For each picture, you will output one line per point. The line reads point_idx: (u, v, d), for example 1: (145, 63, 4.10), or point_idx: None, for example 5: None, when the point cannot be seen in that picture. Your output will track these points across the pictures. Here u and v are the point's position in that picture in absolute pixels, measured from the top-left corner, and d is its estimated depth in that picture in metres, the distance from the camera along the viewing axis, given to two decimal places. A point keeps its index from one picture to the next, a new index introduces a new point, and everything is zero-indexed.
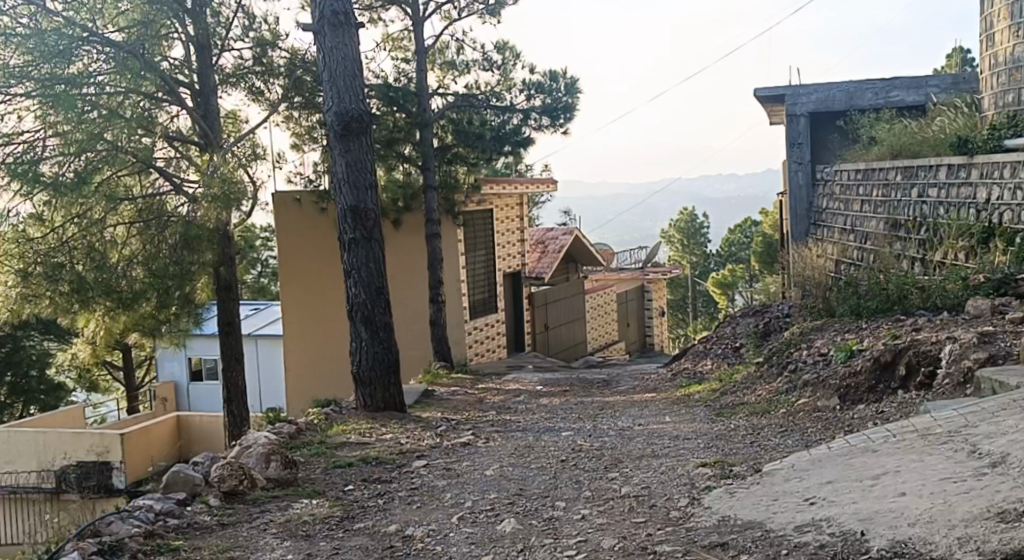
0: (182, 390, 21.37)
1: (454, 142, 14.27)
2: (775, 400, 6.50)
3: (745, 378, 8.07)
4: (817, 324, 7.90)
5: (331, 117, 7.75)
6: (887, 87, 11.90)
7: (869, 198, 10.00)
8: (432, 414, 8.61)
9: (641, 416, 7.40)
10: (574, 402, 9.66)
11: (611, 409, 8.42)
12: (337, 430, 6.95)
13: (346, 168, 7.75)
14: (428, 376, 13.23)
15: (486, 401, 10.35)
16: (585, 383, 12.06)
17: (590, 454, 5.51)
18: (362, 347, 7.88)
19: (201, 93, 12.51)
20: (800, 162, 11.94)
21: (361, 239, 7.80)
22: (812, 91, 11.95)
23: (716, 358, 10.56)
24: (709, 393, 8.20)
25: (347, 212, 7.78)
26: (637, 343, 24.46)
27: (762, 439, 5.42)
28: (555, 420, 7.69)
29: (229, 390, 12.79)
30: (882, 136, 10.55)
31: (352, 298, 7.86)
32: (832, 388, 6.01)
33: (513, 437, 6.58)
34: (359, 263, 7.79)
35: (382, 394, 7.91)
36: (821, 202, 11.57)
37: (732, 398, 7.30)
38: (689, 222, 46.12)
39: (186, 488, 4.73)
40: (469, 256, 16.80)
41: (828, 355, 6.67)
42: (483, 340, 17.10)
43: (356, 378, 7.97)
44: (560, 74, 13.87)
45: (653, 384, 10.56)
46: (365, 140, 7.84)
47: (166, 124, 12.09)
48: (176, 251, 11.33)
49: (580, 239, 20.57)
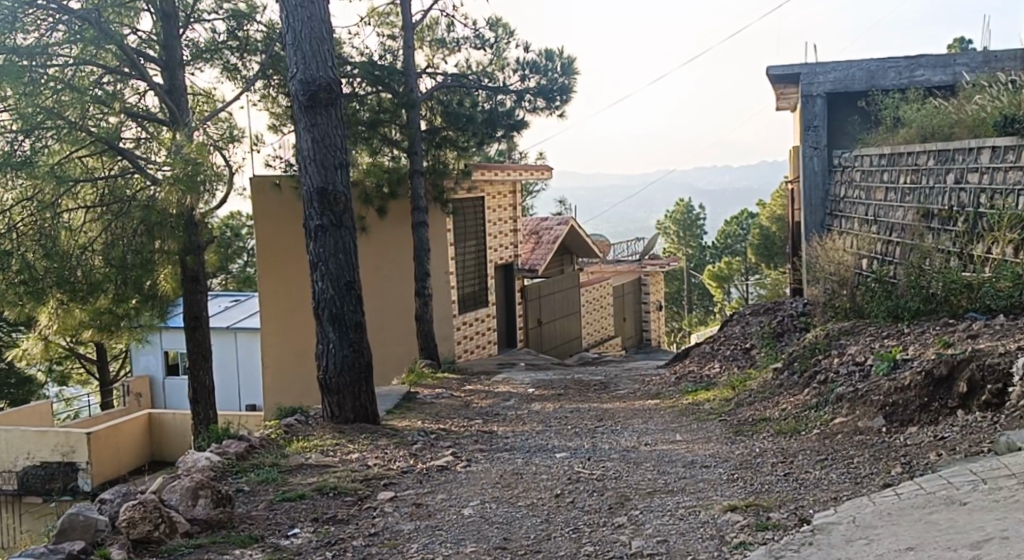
0: (158, 385, 20.45)
1: (443, 124, 13.30)
2: (805, 419, 5.56)
3: (763, 387, 7.15)
4: (845, 328, 6.96)
5: (295, 85, 6.79)
6: (912, 65, 11.01)
7: (896, 186, 9.08)
8: (409, 425, 7.69)
9: (646, 431, 6.48)
10: (570, 410, 8.76)
11: (611, 420, 7.51)
12: (296, 447, 6.00)
13: (313, 145, 6.78)
14: (412, 377, 12.28)
15: (473, 407, 9.44)
16: (581, 386, 11.12)
17: (590, 488, 4.57)
18: (330, 350, 6.92)
19: (166, 67, 11.49)
20: (816, 146, 10.96)
21: (329, 226, 6.84)
22: (830, 69, 11.05)
23: (725, 362, 9.62)
24: (722, 404, 7.26)
25: (313, 195, 6.81)
26: (633, 339, 23.54)
27: (798, 471, 4.47)
28: (548, 434, 6.77)
29: (196, 390, 11.86)
30: (909, 118, 9.64)
31: (318, 294, 6.89)
32: (875, 407, 5.07)
33: (499, 459, 5.64)
34: (327, 253, 6.83)
35: (353, 403, 6.97)
36: (839, 190, 10.65)
37: (751, 412, 6.35)
38: (684, 214, 45.81)
39: (87, 537, 3.83)
40: (459, 247, 15.84)
41: (864, 365, 5.73)
42: (472, 335, 16.14)
43: (321, 385, 7.01)
44: (557, 53, 12.88)
45: (654, 389, 9.65)
46: (335, 113, 6.89)
47: (132, 102, 11.17)
48: (135, 239, 10.37)
49: (575, 230, 19.61)
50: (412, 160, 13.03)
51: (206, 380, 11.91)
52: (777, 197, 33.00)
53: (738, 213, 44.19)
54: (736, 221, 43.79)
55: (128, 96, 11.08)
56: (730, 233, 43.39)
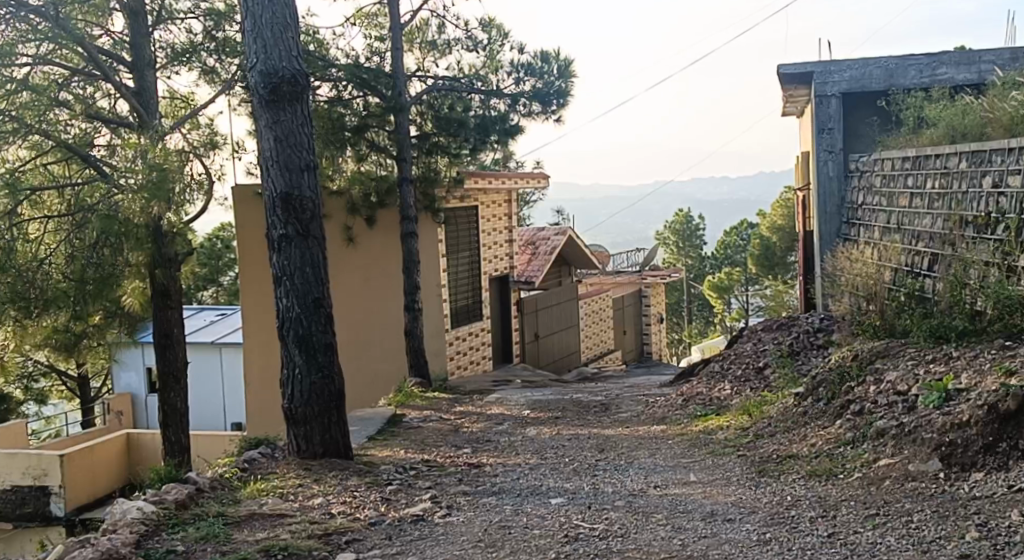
0: (139, 403, 19.62)
1: (434, 129, 12.51)
2: (841, 459, 4.77)
3: (788, 416, 6.37)
4: (878, 348, 6.18)
5: (255, 77, 6.02)
6: (933, 62, 10.28)
7: (922, 191, 8.35)
8: (389, 459, 6.90)
9: (655, 467, 5.71)
10: (568, 438, 7.96)
11: (616, 452, 6.73)
12: (250, 491, 5.21)
13: (276, 144, 6.02)
14: (399, 398, 11.47)
15: (463, 436, 8.64)
16: (580, 408, 10.34)
17: (590, 552, 3.81)
18: (296, 376, 6.13)
19: (136, 69, 10.74)
20: (830, 150, 10.27)
21: (295, 235, 6.06)
22: (845, 68, 10.30)
23: (736, 384, 8.86)
24: (738, 435, 6.48)
25: (276, 201, 6.04)
26: (633, 353, 22.74)
27: (846, 532, 3.72)
28: (545, 471, 5.97)
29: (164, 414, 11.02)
30: (935, 118, 8.91)
31: (283, 312, 6.11)
32: (929, 445, 4.28)
33: (484, 506, 4.83)
34: (292, 267, 6.06)
35: (322, 435, 6.17)
36: (857, 197, 9.96)
37: (774, 447, 5.56)
38: (684, 223, 45.07)
39: None
40: (451, 258, 15.04)
41: (908, 396, 4.94)
42: (465, 351, 15.34)
43: (286, 415, 6.21)
44: (553, 54, 12.08)
45: (660, 413, 8.87)
46: (301, 108, 6.12)
47: (100, 106, 10.46)
48: (95, 252, 9.49)
49: (573, 241, 18.80)
50: (400, 167, 12.23)
51: (177, 402, 11.09)
52: (777, 207, 32.25)
53: (738, 223, 43.42)
54: (736, 230, 43.05)
55: (99, 100, 10.44)
56: (730, 243, 42.52)
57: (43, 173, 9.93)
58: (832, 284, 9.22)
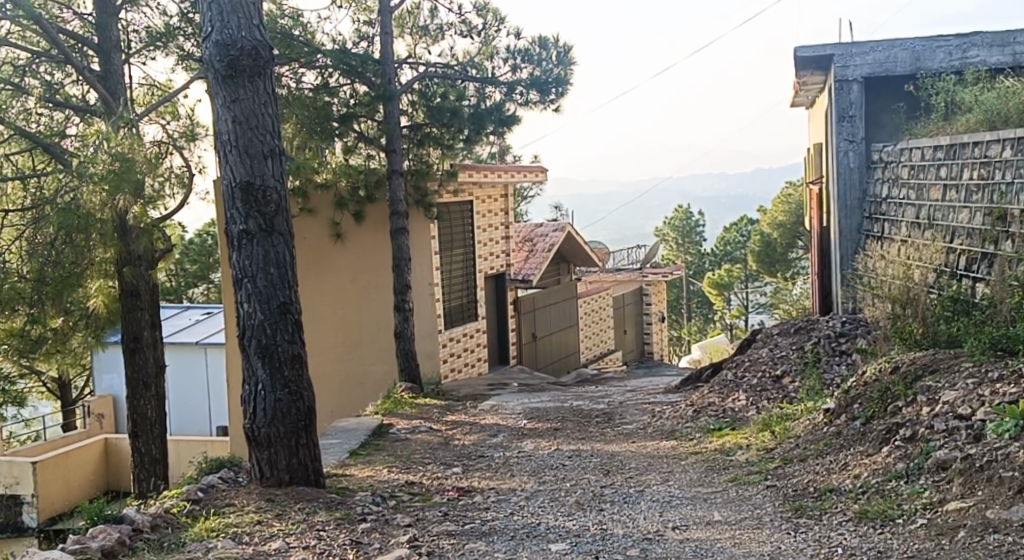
0: (122, 405, 18.54)
1: (426, 120, 11.69)
2: (896, 498, 4.01)
3: (821, 438, 5.61)
4: (924, 361, 5.43)
5: (209, 50, 5.28)
6: (965, 44, 9.50)
7: (958, 183, 7.61)
8: (367, 485, 6.16)
9: (671, 498, 4.97)
10: (569, 456, 7.20)
11: (626, 476, 5.99)
12: (198, 532, 4.47)
13: (235, 127, 5.28)
14: (388, 405, 10.68)
15: (454, 452, 7.88)
16: (580, 416, 9.59)
17: None
18: (259, 392, 5.36)
19: (101, 50, 9.75)
20: (851, 139, 9.52)
21: (256, 231, 5.31)
22: (868, 50, 9.51)
23: (752, 394, 8.15)
24: (763, 458, 5.71)
25: (235, 192, 5.29)
26: (634, 353, 21.98)
27: None
28: (544, 502, 5.21)
29: (134, 425, 10.25)
30: (971, 103, 8.14)
31: (243, 319, 5.35)
32: (1011, 488, 3.57)
33: (472, 554, 4.07)
34: (253, 266, 5.31)
35: (289, 460, 5.40)
36: (880, 189, 9.26)
37: (809, 477, 4.79)
38: (684, 220, 44.39)
39: None
40: (444, 256, 14.27)
41: (973, 421, 4.21)
42: (460, 353, 14.59)
43: (248, 438, 5.44)
44: (552, 40, 11.38)
45: (668, 426, 8.16)
46: (263, 85, 5.37)
47: (66, 94, 9.61)
48: (53, 250, 8.69)
49: (572, 238, 18.01)
50: (390, 159, 11.41)
51: (147, 411, 10.25)
52: (778, 203, 31.16)
53: (738, 219, 42.63)
54: (736, 227, 41.91)
55: (68, 86, 9.63)
56: (730, 240, 41.63)
57: (9, 165, 9.28)
58: (864, 287, 8.54)
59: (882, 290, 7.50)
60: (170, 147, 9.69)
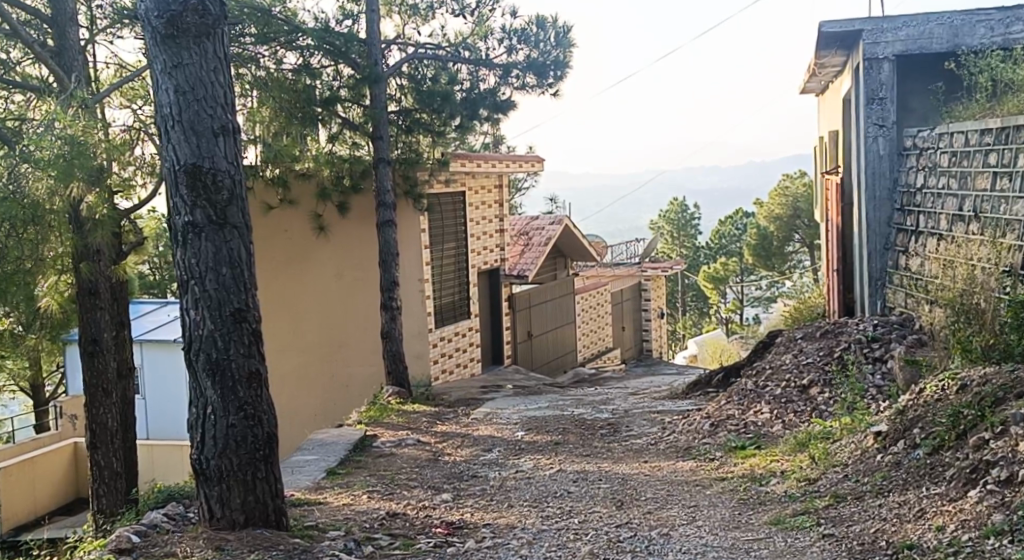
0: None
1: (415, 105, 10.76)
2: None
3: (877, 469, 4.75)
4: (1005, 380, 4.56)
5: (148, 4, 4.40)
6: (1007, 18, 8.67)
7: (1011, 170, 6.76)
8: (342, 522, 5.29)
9: (707, 549, 4.10)
10: (576, 481, 6.32)
11: (645, 511, 5.13)
12: None
13: (179, 99, 4.38)
14: (373, 413, 9.80)
15: (443, 473, 7.00)
16: (583, 428, 8.71)
17: None
18: (208, 418, 4.48)
19: (54, 23, 8.66)
20: (881, 124, 8.69)
21: (204, 221, 4.42)
22: (901, 25, 8.64)
23: (777, 406, 7.31)
24: (807, 492, 4.85)
25: (180, 176, 4.40)
26: (633, 351, 21.10)
27: None
28: (550, 551, 4.35)
29: (92, 434, 9.16)
30: None
31: (189, 328, 4.47)
32: None
33: None
34: (200, 263, 4.42)
35: (244, 498, 4.51)
36: (914, 178, 8.40)
37: (875, 526, 3.93)
38: (679, 212, 43.54)
39: None
40: (435, 250, 13.38)
41: None
42: (452, 353, 13.71)
43: (196, 471, 4.55)
44: (550, 20, 10.45)
45: (682, 441, 7.30)
46: (215, 48, 4.48)
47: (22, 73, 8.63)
48: None
49: (569, 230, 17.11)
50: (377, 147, 10.46)
51: (107, 420, 9.21)
52: (774, 195, 30.23)
53: (733, 212, 41.80)
54: (731, 220, 41.03)
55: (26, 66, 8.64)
56: (726, 233, 40.77)
57: None
58: (926, 294, 7.63)
59: (938, 294, 6.60)
60: (140, 134, 8.67)
